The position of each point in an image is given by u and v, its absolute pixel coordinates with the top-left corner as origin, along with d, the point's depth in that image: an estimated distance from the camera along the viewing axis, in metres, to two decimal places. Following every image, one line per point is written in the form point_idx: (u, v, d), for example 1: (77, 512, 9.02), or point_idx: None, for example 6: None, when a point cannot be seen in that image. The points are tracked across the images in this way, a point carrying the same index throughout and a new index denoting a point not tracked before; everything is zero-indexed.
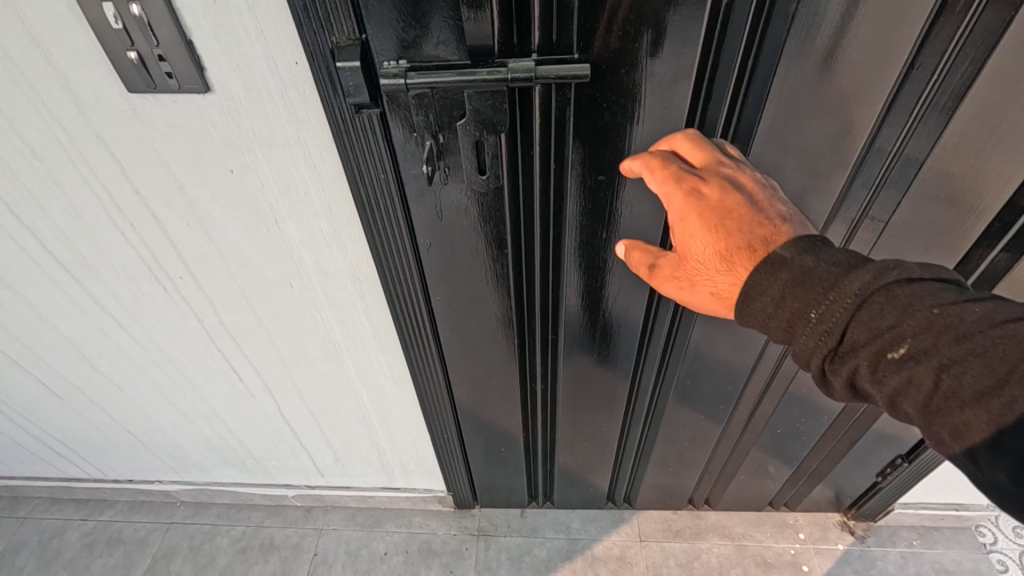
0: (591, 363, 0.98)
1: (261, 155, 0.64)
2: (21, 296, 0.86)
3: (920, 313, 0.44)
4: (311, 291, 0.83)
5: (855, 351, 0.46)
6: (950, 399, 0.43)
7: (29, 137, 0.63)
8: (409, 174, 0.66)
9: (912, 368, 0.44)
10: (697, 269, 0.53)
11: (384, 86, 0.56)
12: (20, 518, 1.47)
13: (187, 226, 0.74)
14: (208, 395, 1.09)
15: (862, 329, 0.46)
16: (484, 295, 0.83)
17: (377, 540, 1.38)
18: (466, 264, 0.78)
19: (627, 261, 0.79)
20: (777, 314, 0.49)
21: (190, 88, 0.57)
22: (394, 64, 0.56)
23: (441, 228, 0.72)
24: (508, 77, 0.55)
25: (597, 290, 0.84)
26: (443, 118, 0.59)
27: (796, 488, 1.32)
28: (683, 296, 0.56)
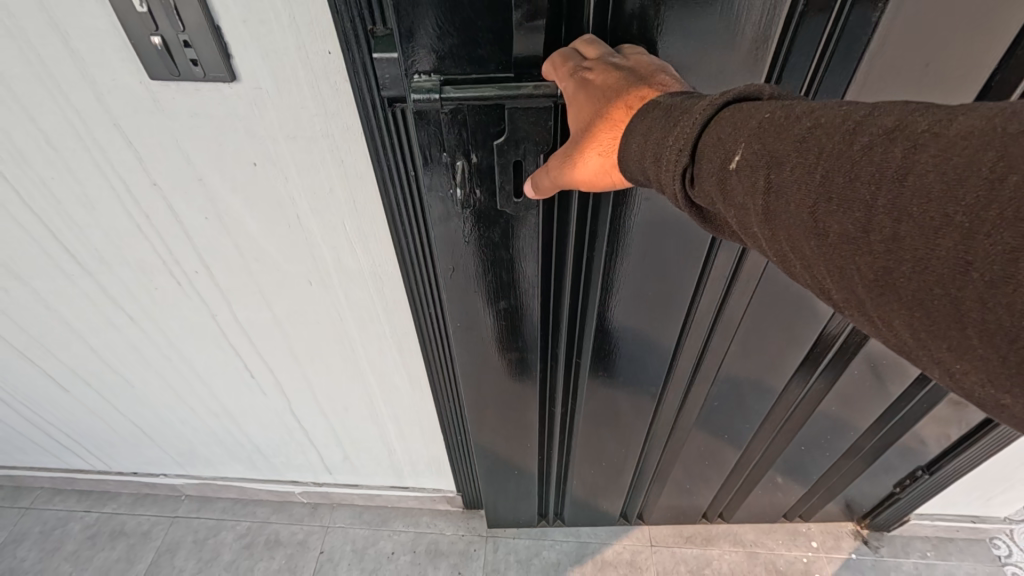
0: (613, 381, 0.95)
1: (286, 148, 0.61)
2: (30, 286, 0.84)
3: (781, 119, 0.30)
4: (331, 290, 0.81)
5: (707, 174, 0.34)
6: (835, 232, 0.27)
7: (44, 124, 0.60)
8: (435, 195, 0.62)
9: (828, 209, 0.27)
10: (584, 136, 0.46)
11: (416, 100, 0.51)
12: (21, 508, 1.45)
13: (206, 220, 0.71)
14: (218, 388, 1.06)
15: (711, 150, 0.33)
16: (509, 319, 0.80)
17: (384, 539, 1.37)
18: (493, 287, 0.75)
19: (659, 285, 0.77)
20: (644, 153, 0.39)
21: (215, 77, 0.54)
22: (425, 77, 0.51)
23: (469, 250, 0.69)
24: (558, 95, 0.51)
25: (626, 314, 0.81)
26: (478, 136, 0.56)
27: (810, 501, 1.31)
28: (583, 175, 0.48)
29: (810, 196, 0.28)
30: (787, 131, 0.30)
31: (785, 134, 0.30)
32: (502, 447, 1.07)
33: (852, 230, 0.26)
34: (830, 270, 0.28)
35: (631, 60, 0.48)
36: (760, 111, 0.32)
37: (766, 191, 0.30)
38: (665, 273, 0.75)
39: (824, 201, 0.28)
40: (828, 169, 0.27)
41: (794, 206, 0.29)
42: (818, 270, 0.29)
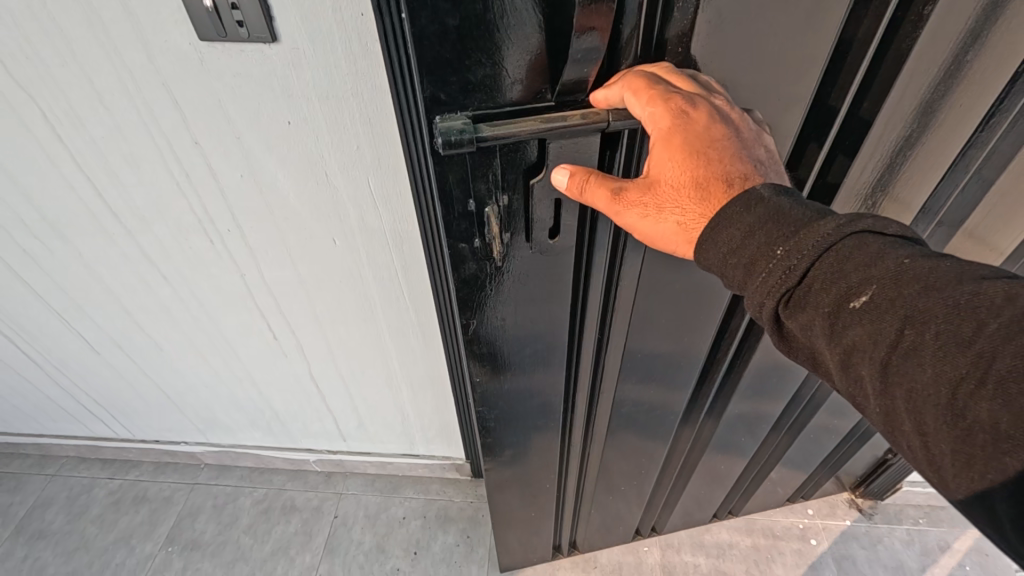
0: (631, 402, 0.94)
1: (318, 106, 0.67)
2: (72, 245, 0.90)
3: (898, 266, 0.40)
4: (354, 248, 0.86)
5: (813, 298, 0.43)
6: (967, 410, 0.37)
7: (99, 84, 0.66)
8: (463, 249, 0.62)
9: (959, 384, 0.38)
10: (667, 195, 0.50)
11: (451, 143, 0.48)
12: (48, 475, 1.52)
13: (241, 178, 0.77)
14: (241, 351, 1.12)
15: (827, 282, 0.42)
16: (534, 364, 0.81)
17: (395, 505, 1.42)
18: (518, 335, 0.75)
19: (683, 314, 0.79)
20: (730, 257, 0.47)
21: (257, 37, 0.60)
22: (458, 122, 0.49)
23: (497, 296, 0.69)
24: (607, 124, 0.51)
25: (650, 345, 0.83)
26: (506, 176, 0.56)
27: (808, 485, 1.35)
28: (647, 227, 0.52)
29: (950, 370, 0.38)
30: (934, 302, 0.39)
31: (902, 284, 0.40)
32: (515, 485, 1.04)
33: (985, 414, 0.37)
34: (951, 426, 0.38)
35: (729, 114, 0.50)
36: (879, 256, 0.41)
37: (900, 345, 0.40)
38: (691, 301, 0.77)
39: (964, 379, 0.37)
40: (973, 354, 0.37)
41: (924, 367, 0.39)
42: (936, 430, 0.39)
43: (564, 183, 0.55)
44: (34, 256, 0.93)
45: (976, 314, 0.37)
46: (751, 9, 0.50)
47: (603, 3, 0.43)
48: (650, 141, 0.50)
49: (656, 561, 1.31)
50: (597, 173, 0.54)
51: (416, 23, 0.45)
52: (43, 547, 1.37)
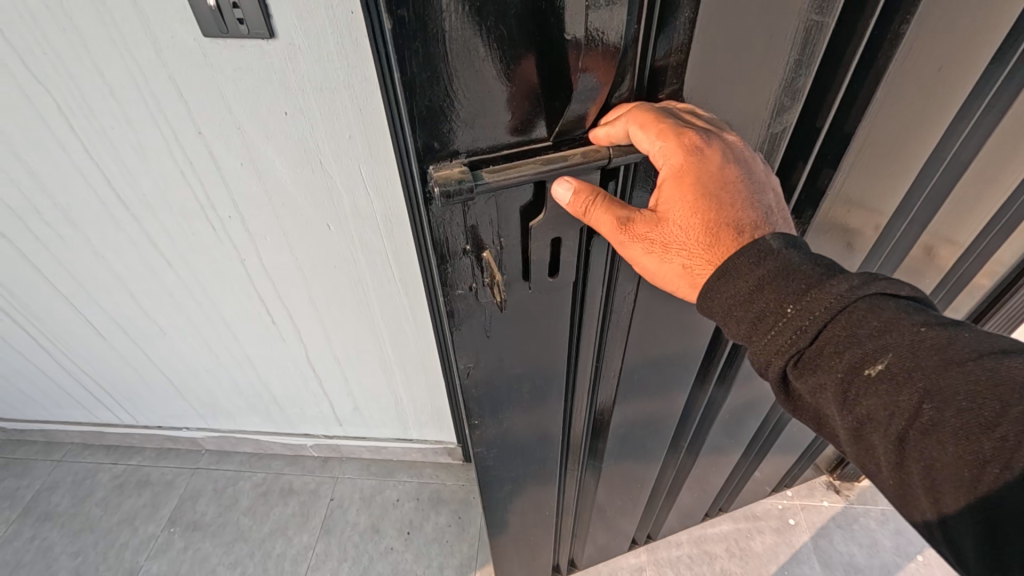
0: (626, 423, 0.95)
1: (312, 97, 0.73)
2: (82, 232, 0.95)
3: (909, 334, 0.46)
4: (348, 232, 0.92)
5: (825, 359, 0.49)
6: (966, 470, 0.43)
7: (110, 78, 0.72)
8: (457, 295, 0.61)
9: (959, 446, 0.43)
10: (677, 236, 0.54)
11: (450, 195, 0.48)
12: (54, 460, 1.57)
13: (241, 166, 0.82)
14: (241, 335, 1.17)
15: (839, 343, 0.48)
16: (531, 396, 0.80)
17: (390, 488, 1.47)
18: (513, 372, 0.74)
19: (677, 331, 0.81)
20: (739, 307, 0.52)
21: (257, 34, 0.66)
22: (458, 169, 0.49)
23: (492, 337, 0.68)
24: (608, 160, 0.52)
25: (645, 363, 0.84)
26: (502, 218, 0.56)
27: (790, 473, 1.39)
28: (653, 263, 0.56)
29: (953, 432, 0.43)
30: (940, 370, 0.44)
31: (911, 349, 0.45)
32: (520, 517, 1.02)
33: (981, 475, 0.42)
34: (952, 483, 0.44)
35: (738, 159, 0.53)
36: (890, 323, 0.47)
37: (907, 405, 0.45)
38: (685, 318, 0.79)
39: (963, 441, 0.43)
40: (976, 419, 0.42)
41: (929, 426, 0.44)
42: (938, 485, 0.45)
43: (565, 198, 0.53)
44: (45, 242, 0.98)
45: (979, 383, 0.43)
46: (748, 38, 0.52)
47: (603, 47, 0.47)
48: (663, 179, 0.53)
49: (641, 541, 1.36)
50: (602, 193, 0.53)
51: (406, 71, 0.43)
52: (50, 528, 1.42)
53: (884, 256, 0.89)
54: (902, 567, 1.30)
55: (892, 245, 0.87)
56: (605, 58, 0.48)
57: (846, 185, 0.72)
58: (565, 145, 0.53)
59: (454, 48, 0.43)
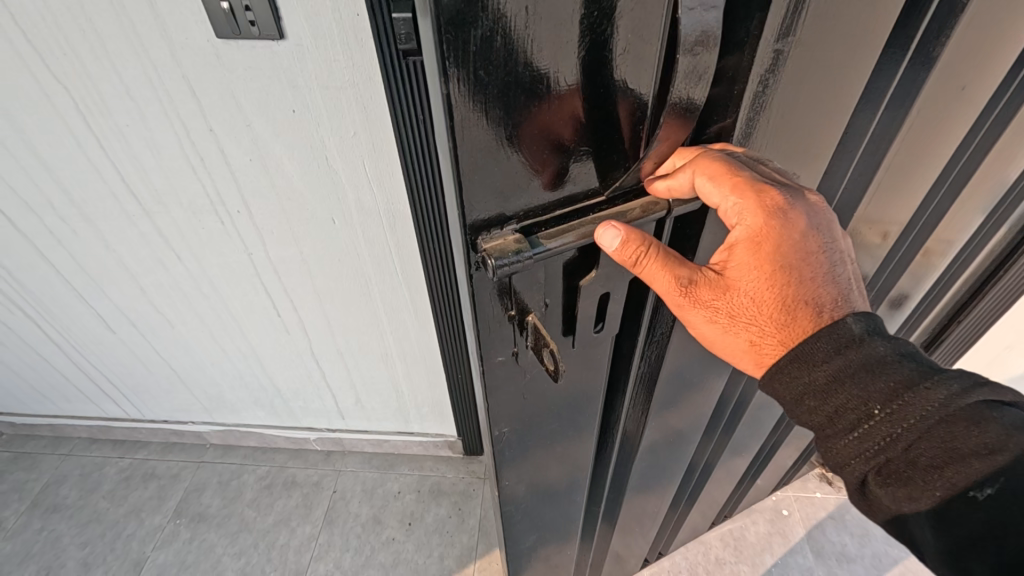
0: (647, 458, 0.90)
1: (318, 94, 0.76)
2: (94, 227, 0.99)
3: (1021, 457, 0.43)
4: (351, 226, 0.95)
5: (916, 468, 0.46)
6: None
7: (126, 78, 0.76)
8: (492, 365, 0.51)
9: None
10: (748, 307, 0.49)
11: (509, 268, 0.39)
12: (62, 454, 1.59)
13: (250, 161, 0.85)
14: (248, 329, 1.20)
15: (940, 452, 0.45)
16: (564, 454, 0.72)
17: (391, 481, 1.50)
18: (547, 433, 0.65)
19: (703, 367, 0.77)
20: (817, 398, 0.48)
21: (267, 35, 0.69)
22: (514, 241, 0.40)
23: (528, 402, 0.58)
24: (672, 206, 0.45)
25: (672, 403, 0.79)
26: (550, 280, 0.46)
27: (789, 472, 1.40)
28: (716, 330, 0.51)
29: None
30: None
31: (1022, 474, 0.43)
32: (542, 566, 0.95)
33: None
34: None
35: (816, 225, 0.48)
36: (998, 441, 0.44)
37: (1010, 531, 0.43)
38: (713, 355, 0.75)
39: None
40: None
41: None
42: None
43: (615, 249, 0.43)
44: (60, 237, 1.02)
45: None
46: (801, 70, 0.46)
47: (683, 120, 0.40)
48: (736, 243, 0.48)
49: None
50: (659, 245, 0.45)
51: (461, 134, 0.34)
52: (58, 519, 1.45)
53: (895, 272, 0.88)
54: (893, 557, 1.33)
55: (902, 260, 0.86)
56: (675, 130, 0.41)
57: (867, 209, 0.70)
58: (620, 195, 0.45)
59: (517, 104, 0.35)
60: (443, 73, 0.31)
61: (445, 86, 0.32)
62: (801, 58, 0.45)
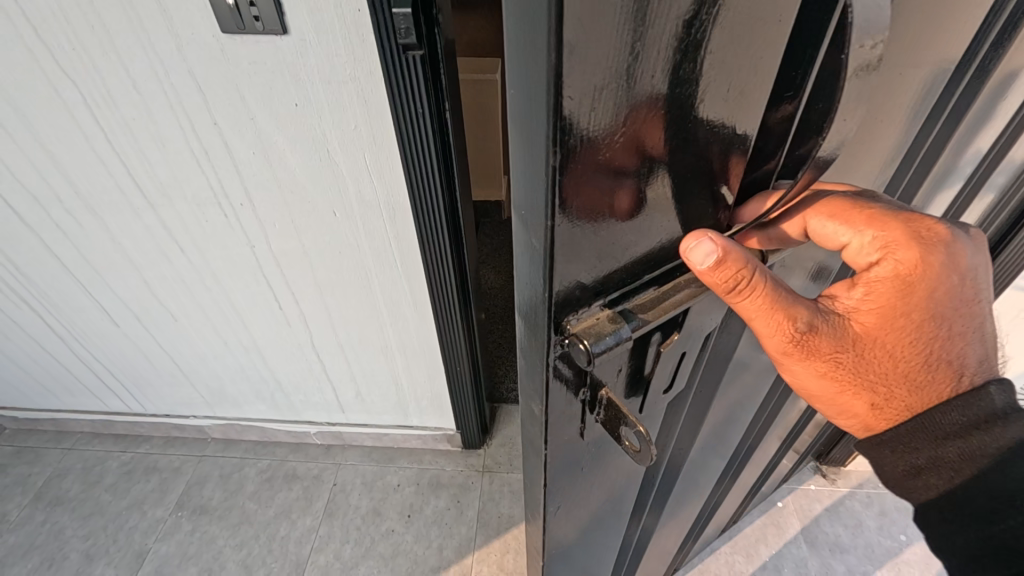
0: (674, 495, 0.84)
1: (321, 90, 0.78)
2: (100, 219, 1.01)
3: None
4: (351, 218, 0.97)
5: None
6: None
7: (133, 72, 0.78)
8: (557, 441, 0.45)
9: None
10: (875, 365, 0.42)
11: (610, 349, 0.34)
12: (65, 448, 1.61)
13: (253, 154, 0.87)
14: (249, 322, 1.22)
15: None
16: (604, 511, 0.66)
17: (390, 474, 1.51)
18: (594, 494, 0.60)
19: (736, 399, 0.74)
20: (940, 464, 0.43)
21: (271, 29, 0.72)
22: (604, 317, 0.35)
23: (583, 469, 0.53)
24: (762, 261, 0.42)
25: (704, 438, 0.76)
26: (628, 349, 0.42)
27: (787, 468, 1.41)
28: (829, 389, 0.44)
29: None
30: None
31: None
32: None
33: None
34: None
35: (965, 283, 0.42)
36: None
37: None
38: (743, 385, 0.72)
39: None
40: None
41: None
42: None
43: (707, 269, 0.36)
44: (65, 229, 1.04)
45: None
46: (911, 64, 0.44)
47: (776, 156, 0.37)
48: (870, 286, 0.42)
49: None
50: (780, 285, 0.40)
51: (563, 199, 0.28)
52: (61, 512, 1.46)
53: None
54: (886, 546, 1.35)
55: None
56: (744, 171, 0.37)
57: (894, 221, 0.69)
58: None
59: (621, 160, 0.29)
60: (552, 141, 0.25)
61: (553, 159, 0.26)
62: (884, 91, 0.43)
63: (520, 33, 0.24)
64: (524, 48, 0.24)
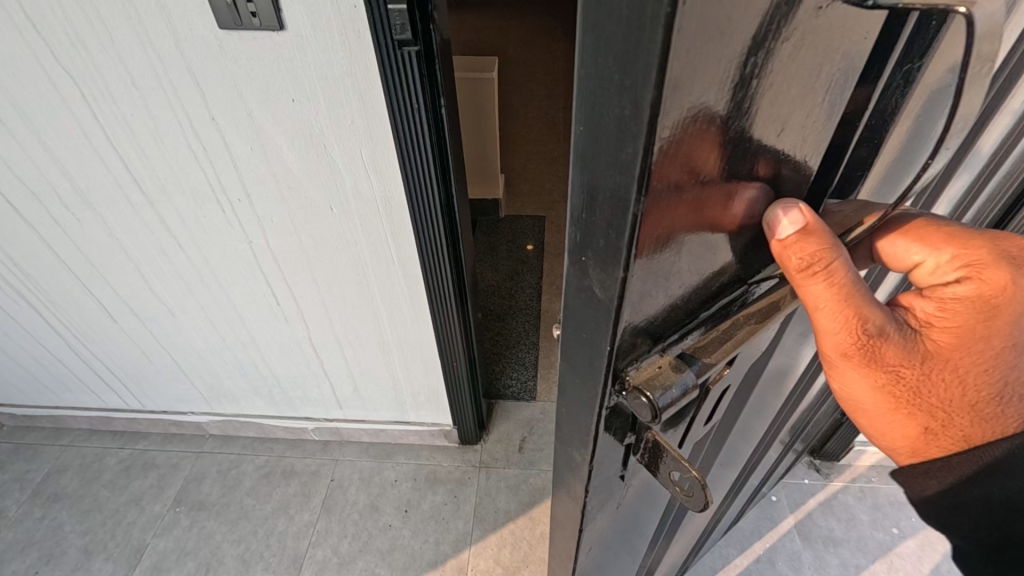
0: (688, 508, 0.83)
1: (319, 86, 0.79)
2: (98, 215, 1.01)
3: None
4: (349, 215, 0.98)
5: None
6: None
7: (131, 68, 0.79)
8: (603, 475, 0.46)
9: None
10: (940, 385, 0.40)
11: (674, 398, 0.35)
12: (63, 445, 1.61)
13: (251, 150, 0.88)
14: (247, 318, 1.23)
15: None
16: (630, 530, 0.66)
17: (388, 469, 1.52)
18: (625, 513, 0.61)
19: (753, 412, 0.73)
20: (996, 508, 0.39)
21: (268, 26, 0.73)
22: (666, 364, 0.36)
23: (620, 494, 0.54)
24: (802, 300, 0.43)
25: (722, 450, 0.75)
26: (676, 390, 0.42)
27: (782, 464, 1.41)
28: (884, 404, 0.42)
29: None
30: None
31: None
32: None
33: None
34: None
35: None
36: None
37: None
38: (762, 397, 0.72)
39: None
40: None
41: None
42: None
43: (789, 240, 0.35)
44: (64, 225, 1.04)
45: None
46: None
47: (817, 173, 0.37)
48: (949, 303, 0.40)
49: None
50: (859, 284, 0.37)
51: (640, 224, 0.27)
52: (59, 508, 1.47)
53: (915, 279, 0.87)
54: (879, 540, 1.36)
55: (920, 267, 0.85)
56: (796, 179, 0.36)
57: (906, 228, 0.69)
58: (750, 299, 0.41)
59: (690, 182, 0.29)
60: (641, 184, 0.25)
61: (639, 203, 0.26)
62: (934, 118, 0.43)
63: (611, 79, 0.24)
64: (611, 95, 0.24)
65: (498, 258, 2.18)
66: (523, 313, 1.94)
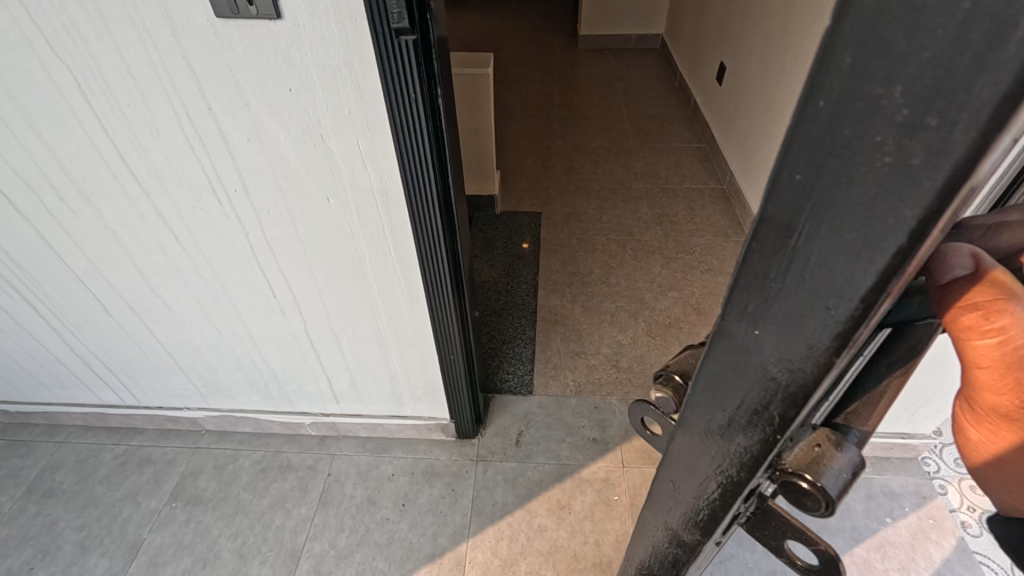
0: None
1: (315, 75, 0.79)
2: (94, 208, 1.01)
3: None
4: (346, 206, 0.98)
5: None
6: None
7: (127, 56, 0.78)
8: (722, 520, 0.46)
9: None
10: None
11: (847, 486, 0.34)
12: (57, 442, 1.60)
13: (247, 141, 0.88)
14: (243, 311, 1.23)
15: None
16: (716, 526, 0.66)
17: (385, 463, 1.52)
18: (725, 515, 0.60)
19: None
20: None
21: (265, 14, 0.73)
22: (824, 437, 0.36)
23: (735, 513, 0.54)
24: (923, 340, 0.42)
25: None
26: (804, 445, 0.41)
27: None
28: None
29: None
30: None
31: None
32: None
33: None
34: None
35: None
36: None
37: None
38: None
39: None
40: None
41: None
42: None
43: (970, 285, 0.27)
44: (58, 217, 1.04)
45: None
46: None
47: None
48: None
49: (624, 507, 1.40)
50: None
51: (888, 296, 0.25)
52: (54, 504, 1.46)
53: None
54: (873, 529, 1.37)
55: None
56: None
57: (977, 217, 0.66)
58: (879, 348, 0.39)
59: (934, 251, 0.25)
60: (900, 258, 0.23)
61: (896, 277, 0.24)
62: None
63: (892, 114, 0.21)
64: (884, 140, 0.21)
65: (494, 254, 2.18)
66: (520, 308, 1.95)
